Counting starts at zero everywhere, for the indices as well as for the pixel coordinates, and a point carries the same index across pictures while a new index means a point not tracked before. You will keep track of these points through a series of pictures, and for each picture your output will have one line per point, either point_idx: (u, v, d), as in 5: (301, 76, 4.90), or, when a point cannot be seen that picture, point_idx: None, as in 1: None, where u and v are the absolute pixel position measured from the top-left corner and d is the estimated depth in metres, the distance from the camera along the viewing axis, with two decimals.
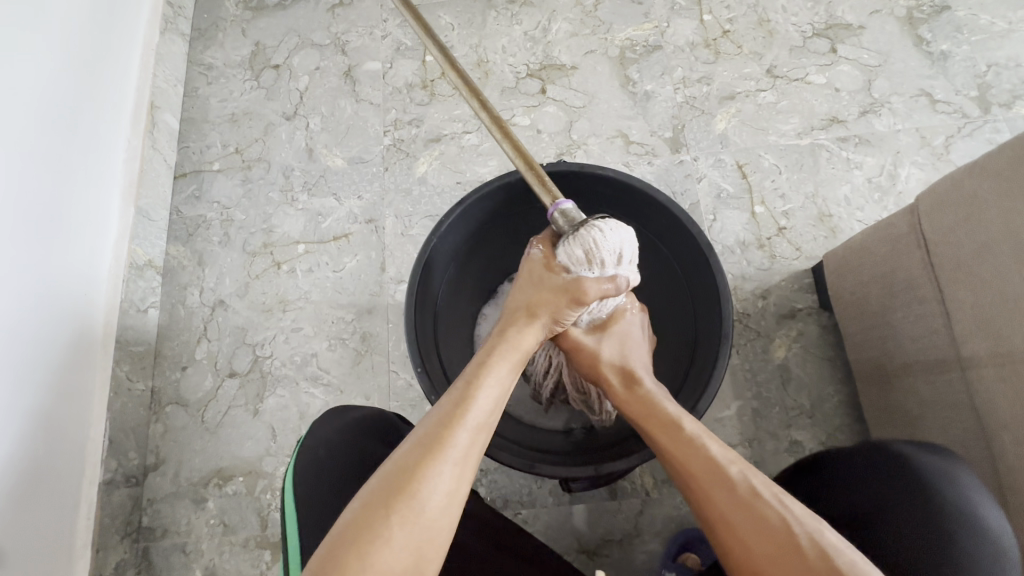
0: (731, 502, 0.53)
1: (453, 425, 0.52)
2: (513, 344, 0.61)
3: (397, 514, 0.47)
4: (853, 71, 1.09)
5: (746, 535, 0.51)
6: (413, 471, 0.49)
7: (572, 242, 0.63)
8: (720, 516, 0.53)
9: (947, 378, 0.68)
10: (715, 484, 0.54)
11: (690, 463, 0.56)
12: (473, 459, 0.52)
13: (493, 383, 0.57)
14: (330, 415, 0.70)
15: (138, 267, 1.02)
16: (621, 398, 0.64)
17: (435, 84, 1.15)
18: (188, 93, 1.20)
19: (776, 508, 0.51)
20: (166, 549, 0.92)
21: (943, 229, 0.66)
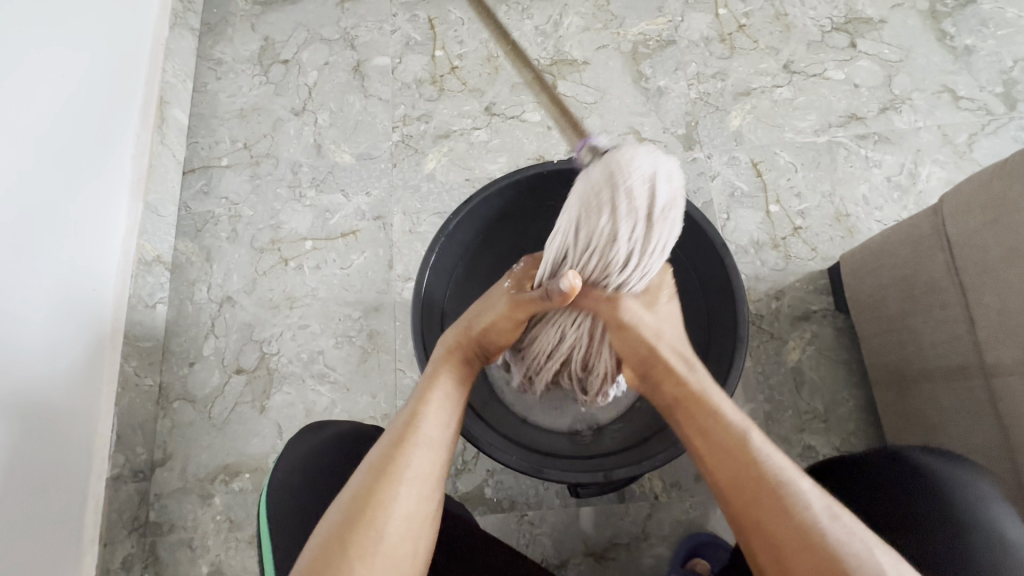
0: (800, 522, 0.47)
1: (401, 446, 0.51)
2: (454, 364, 0.59)
3: (354, 546, 0.46)
4: (873, 67, 1.06)
5: (816, 561, 0.45)
6: (366, 501, 0.48)
7: (591, 171, 0.53)
8: (779, 537, 0.47)
9: (968, 385, 0.66)
10: (785, 500, 0.48)
11: (755, 473, 0.50)
12: (430, 479, 0.51)
13: (438, 403, 0.55)
14: (300, 439, 0.69)
15: (146, 263, 1.02)
16: (678, 391, 0.56)
17: (444, 79, 1.14)
18: (198, 89, 1.19)
19: (855, 534, 0.46)
20: (173, 544, 0.92)
21: (968, 231, 0.64)
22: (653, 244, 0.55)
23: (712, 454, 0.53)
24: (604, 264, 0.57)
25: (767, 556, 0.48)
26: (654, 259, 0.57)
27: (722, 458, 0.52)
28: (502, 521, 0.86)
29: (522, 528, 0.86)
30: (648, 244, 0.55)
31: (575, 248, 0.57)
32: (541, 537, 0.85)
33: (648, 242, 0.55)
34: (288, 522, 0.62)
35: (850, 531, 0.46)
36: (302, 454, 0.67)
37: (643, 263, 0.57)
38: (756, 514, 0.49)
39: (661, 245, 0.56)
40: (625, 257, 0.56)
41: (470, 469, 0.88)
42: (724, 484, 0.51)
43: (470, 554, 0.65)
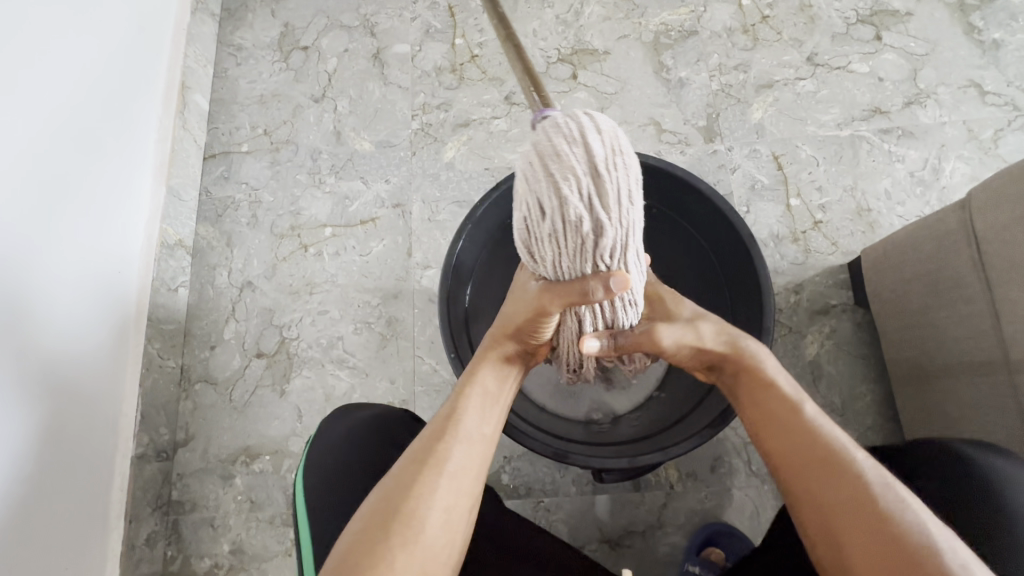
0: (856, 491, 0.48)
1: (443, 441, 0.54)
2: (494, 366, 0.61)
3: (394, 534, 0.48)
4: (898, 60, 1.05)
5: (869, 527, 0.46)
6: (410, 489, 0.51)
7: (526, 160, 0.48)
8: (831, 501, 0.49)
9: (992, 381, 0.66)
10: (838, 466, 0.50)
11: (809, 443, 0.52)
12: (470, 474, 0.54)
13: (480, 402, 0.59)
14: (327, 423, 0.71)
15: (169, 247, 1.03)
16: (738, 368, 0.59)
17: (464, 68, 1.14)
18: (218, 75, 1.20)
19: (905, 504, 0.47)
20: (195, 523, 0.94)
21: (997, 226, 0.64)
22: (618, 208, 0.48)
23: (771, 424, 0.55)
24: (579, 250, 0.50)
25: (819, 522, 0.49)
26: (628, 226, 0.50)
27: (781, 430, 0.54)
28: (519, 507, 0.87)
29: (538, 514, 0.87)
30: (611, 211, 0.48)
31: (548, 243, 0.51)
32: (557, 523, 0.87)
33: (610, 206, 0.48)
34: (321, 500, 0.64)
35: (908, 507, 0.47)
36: (330, 437, 0.69)
37: (620, 235, 0.50)
38: (810, 482, 0.51)
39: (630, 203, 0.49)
40: (597, 235, 0.49)
41: None
42: (781, 451, 0.53)
43: (496, 539, 0.66)
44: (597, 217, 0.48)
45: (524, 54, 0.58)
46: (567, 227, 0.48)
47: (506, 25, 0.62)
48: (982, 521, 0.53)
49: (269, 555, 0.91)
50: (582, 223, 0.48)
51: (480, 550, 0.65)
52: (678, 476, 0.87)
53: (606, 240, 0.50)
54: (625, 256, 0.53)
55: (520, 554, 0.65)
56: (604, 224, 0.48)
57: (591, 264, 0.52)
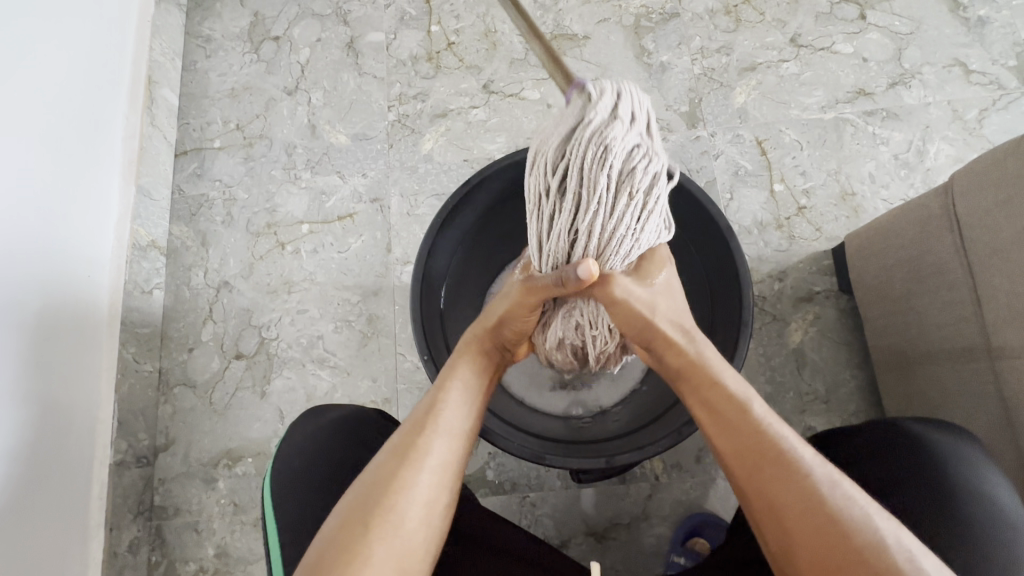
0: (805, 490, 0.48)
1: (423, 435, 0.53)
2: (474, 356, 0.61)
3: (374, 529, 0.48)
4: (882, 39, 1.03)
5: (823, 528, 0.46)
6: (390, 483, 0.50)
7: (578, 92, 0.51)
8: (788, 501, 0.48)
9: (973, 368, 0.65)
10: (787, 469, 0.49)
11: (758, 443, 0.51)
12: (449, 468, 0.53)
13: (457, 391, 0.58)
14: (301, 421, 0.68)
15: (141, 248, 1.00)
16: (682, 362, 0.57)
17: (441, 56, 1.11)
18: (187, 68, 1.16)
19: (856, 502, 0.47)
20: (178, 528, 0.93)
21: (980, 211, 0.63)
22: (623, 154, 0.52)
23: (719, 423, 0.54)
24: (606, 197, 0.53)
25: (773, 519, 0.49)
26: (631, 182, 0.53)
27: (727, 427, 0.53)
28: (504, 503, 0.87)
29: (523, 510, 0.87)
30: (618, 152, 0.51)
31: (583, 171, 0.52)
32: (542, 518, 0.86)
33: (619, 148, 0.51)
34: (295, 504, 0.63)
35: (854, 501, 0.47)
36: (303, 438, 0.66)
37: (619, 188, 0.53)
38: (752, 477, 0.50)
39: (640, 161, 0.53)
40: (600, 178, 0.52)
41: (471, 452, 0.89)
42: (727, 450, 0.52)
43: (476, 541, 0.65)
44: (601, 151, 0.51)
45: (543, 37, 0.56)
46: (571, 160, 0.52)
47: None
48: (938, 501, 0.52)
49: (254, 558, 0.91)
50: (587, 155, 0.51)
51: (460, 551, 0.64)
52: (662, 467, 0.86)
53: (605, 189, 0.53)
54: (621, 224, 0.55)
55: (498, 553, 0.64)
56: (606, 161, 0.51)
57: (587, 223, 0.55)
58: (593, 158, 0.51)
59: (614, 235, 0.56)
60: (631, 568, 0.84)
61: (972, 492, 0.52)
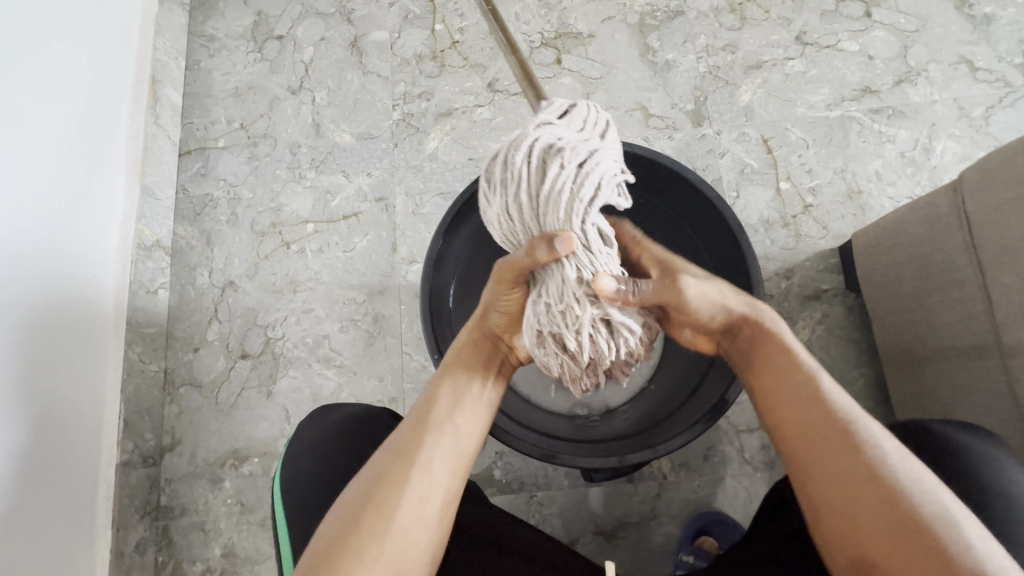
0: (867, 469, 0.47)
1: (420, 431, 0.54)
2: (472, 352, 0.60)
3: (365, 527, 0.48)
4: (888, 37, 1.03)
5: (887, 509, 0.45)
6: (383, 480, 0.50)
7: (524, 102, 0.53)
8: (852, 479, 0.47)
9: (983, 365, 0.65)
10: (850, 446, 0.49)
11: (824, 420, 0.51)
12: (444, 465, 0.53)
13: (455, 386, 0.57)
14: (311, 420, 0.69)
15: (146, 247, 1.00)
16: (758, 342, 0.57)
17: (445, 55, 1.10)
18: (191, 67, 1.16)
19: (924, 487, 0.46)
20: (185, 528, 0.93)
21: (990, 208, 0.63)
22: (543, 133, 0.48)
23: (789, 399, 0.53)
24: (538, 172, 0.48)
25: (835, 498, 0.48)
26: (560, 154, 0.48)
27: (799, 401, 0.53)
28: (512, 502, 0.87)
29: (531, 509, 0.87)
30: (535, 131, 0.48)
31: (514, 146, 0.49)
32: (550, 517, 0.86)
33: (536, 129, 0.48)
34: (304, 501, 0.62)
35: (926, 486, 0.46)
36: (314, 436, 0.67)
37: (548, 161, 0.48)
38: (802, 447, 0.51)
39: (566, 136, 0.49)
40: (521, 155, 0.48)
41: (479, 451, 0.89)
42: (795, 428, 0.52)
43: (490, 541, 0.64)
44: (518, 134, 0.48)
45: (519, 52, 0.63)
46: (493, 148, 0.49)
47: (502, 26, 0.71)
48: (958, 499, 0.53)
49: (261, 557, 0.91)
50: (504, 141, 0.49)
51: (472, 549, 0.63)
52: (670, 465, 0.86)
53: (532, 164, 0.48)
54: (563, 196, 0.48)
55: (511, 553, 0.63)
56: (520, 143, 0.48)
57: (524, 201, 0.49)
58: (511, 142, 0.48)
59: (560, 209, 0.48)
60: (640, 567, 0.84)
61: (989, 493, 0.52)
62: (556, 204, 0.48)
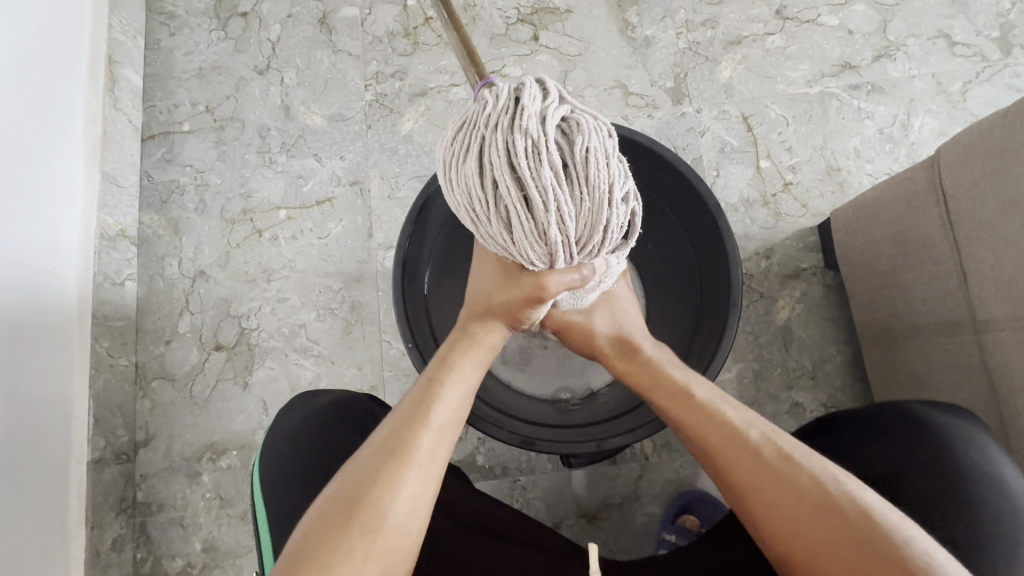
0: (792, 485, 0.49)
1: (414, 428, 0.51)
2: (473, 349, 0.58)
3: (356, 527, 0.46)
4: (868, 11, 1.01)
5: (815, 524, 0.47)
6: (375, 478, 0.48)
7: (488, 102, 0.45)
8: (781, 498, 0.49)
9: (958, 341, 0.66)
10: (766, 465, 0.51)
11: (741, 441, 0.53)
12: (439, 460, 0.52)
13: (453, 382, 0.55)
14: (290, 409, 0.67)
15: (110, 238, 0.96)
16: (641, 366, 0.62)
17: (418, 32, 1.07)
18: (150, 47, 1.10)
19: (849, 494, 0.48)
20: (163, 523, 0.91)
21: (966, 183, 0.62)
22: (552, 136, 0.44)
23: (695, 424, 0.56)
24: (573, 187, 0.45)
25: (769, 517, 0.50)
26: (590, 161, 0.45)
27: (703, 420, 0.55)
28: (495, 487, 0.87)
29: (514, 493, 0.86)
30: (546, 134, 0.43)
31: (530, 168, 0.43)
32: (534, 500, 0.86)
33: (547, 138, 0.43)
34: (280, 491, 0.61)
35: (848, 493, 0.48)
36: (289, 425, 0.65)
37: (576, 171, 0.45)
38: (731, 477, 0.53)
39: (582, 135, 0.44)
40: (546, 172, 0.43)
41: (460, 438, 0.88)
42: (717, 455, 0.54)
43: (470, 523, 0.63)
44: (530, 144, 0.43)
45: (460, 25, 0.55)
46: (501, 159, 0.43)
47: None
48: (935, 478, 0.53)
49: (242, 550, 0.89)
50: (516, 154, 0.43)
51: (451, 529, 0.62)
52: (652, 447, 0.87)
53: (560, 179, 0.44)
54: (600, 210, 0.46)
55: (492, 534, 0.63)
56: (539, 161, 0.43)
57: (559, 221, 0.45)
58: (524, 154, 0.43)
59: (600, 224, 0.47)
60: (624, 546, 0.85)
61: (964, 469, 0.52)
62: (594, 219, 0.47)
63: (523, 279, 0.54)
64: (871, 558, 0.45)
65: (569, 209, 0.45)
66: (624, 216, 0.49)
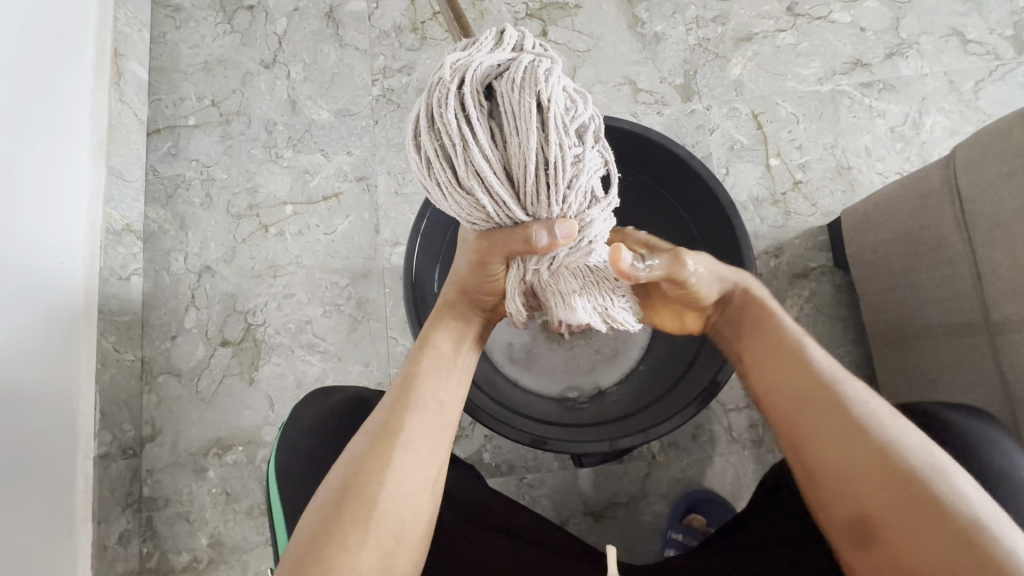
0: (851, 424, 0.48)
1: (399, 410, 0.50)
2: (449, 326, 0.57)
3: (347, 513, 0.45)
4: (880, 8, 1.00)
5: (868, 464, 0.45)
6: (364, 464, 0.48)
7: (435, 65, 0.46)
8: (836, 435, 0.48)
9: (971, 342, 0.66)
10: (828, 404, 0.49)
11: (808, 380, 0.52)
12: (429, 442, 0.50)
13: (432, 364, 0.54)
14: (303, 405, 0.67)
15: (116, 232, 0.96)
16: (741, 312, 0.59)
17: (426, 27, 1.06)
18: (156, 40, 1.10)
19: (910, 442, 0.46)
20: (169, 518, 0.91)
21: (983, 183, 0.62)
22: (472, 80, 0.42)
23: (771, 361, 0.54)
24: (491, 130, 0.42)
25: (819, 454, 0.48)
26: (515, 96, 0.42)
27: (779, 360, 0.54)
28: (501, 484, 0.87)
29: (521, 491, 0.86)
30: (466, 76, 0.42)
31: (444, 111, 0.42)
32: (541, 498, 0.86)
33: (464, 80, 0.42)
34: (294, 488, 0.61)
35: (906, 442, 0.46)
36: (303, 421, 0.66)
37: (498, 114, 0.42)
38: (790, 414, 0.51)
39: (508, 76, 0.42)
40: (456, 113, 0.42)
41: (467, 435, 0.88)
42: (784, 389, 0.53)
43: (479, 521, 0.63)
44: (445, 86, 0.42)
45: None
46: (420, 110, 0.43)
47: None
48: None
49: (249, 546, 0.89)
50: (431, 102, 0.42)
51: (461, 527, 0.62)
52: (659, 445, 0.86)
53: (476, 120, 0.42)
54: (526, 150, 0.42)
55: (503, 533, 0.63)
56: (450, 101, 0.42)
57: (479, 165, 0.42)
58: (438, 98, 0.42)
59: (532, 161, 0.42)
60: (630, 545, 0.85)
61: (981, 471, 0.52)
62: (524, 157, 0.42)
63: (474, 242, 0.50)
64: (901, 492, 0.43)
65: (487, 152, 0.42)
66: (571, 157, 0.42)
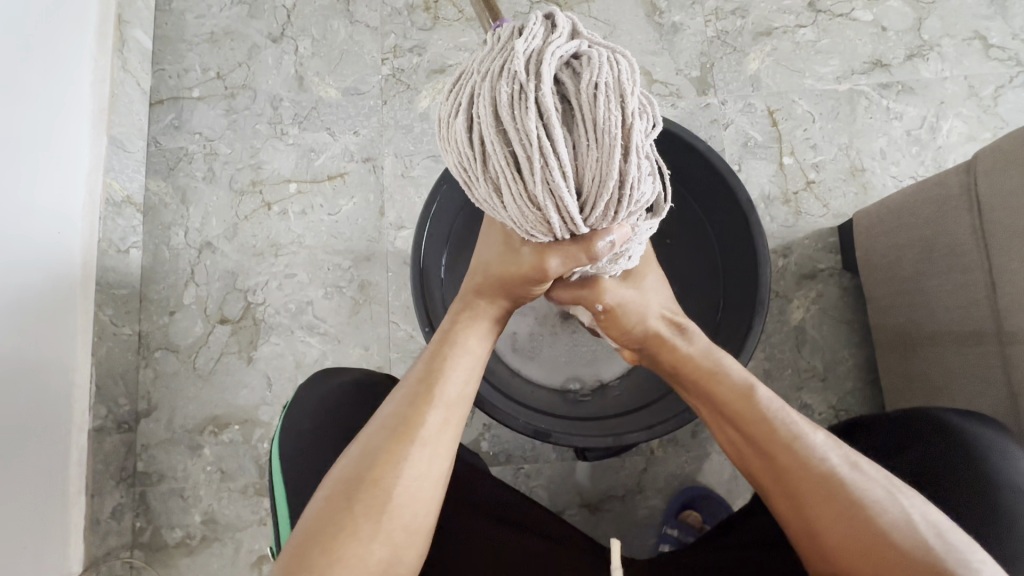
0: (816, 477, 0.48)
1: (411, 412, 0.49)
2: (476, 323, 0.56)
3: (359, 507, 0.45)
4: (903, 8, 0.99)
5: (838, 520, 0.46)
6: (376, 459, 0.47)
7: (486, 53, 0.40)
8: (805, 490, 0.48)
9: (980, 351, 0.65)
10: (793, 457, 0.49)
11: (767, 432, 0.51)
12: (446, 438, 0.50)
13: (461, 358, 0.54)
14: (309, 386, 0.66)
15: (116, 204, 0.94)
16: (686, 360, 0.58)
17: (438, 6, 1.03)
18: (161, 7, 1.07)
19: (877, 492, 0.46)
20: (163, 494, 0.91)
21: (1003, 192, 0.61)
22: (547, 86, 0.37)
23: (732, 414, 0.54)
24: (568, 145, 0.38)
25: (791, 506, 0.48)
26: (596, 105, 0.38)
27: (739, 412, 0.53)
28: (499, 473, 0.86)
29: (518, 481, 0.86)
30: (541, 82, 0.37)
31: (518, 125, 0.37)
32: (537, 489, 0.86)
33: (541, 88, 0.37)
34: (299, 471, 0.60)
35: (871, 494, 0.46)
36: (309, 401, 0.64)
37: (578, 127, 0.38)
38: (759, 467, 0.51)
39: (590, 81, 0.38)
40: (533, 124, 0.37)
41: (466, 423, 0.88)
42: (746, 444, 0.52)
43: (479, 508, 0.63)
44: (519, 90, 0.37)
45: None
46: (484, 112, 0.38)
47: None
48: (962, 488, 0.52)
49: (242, 524, 0.89)
50: (499, 102, 0.37)
51: (460, 515, 0.62)
52: (657, 441, 0.86)
53: (555, 132, 0.37)
54: (603, 172, 0.39)
55: (503, 521, 0.63)
56: (528, 112, 0.37)
57: (552, 180, 0.39)
58: (509, 104, 0.37)
59: (611, 178, 0.39)
60: (624, 539, 0.85)
61: (989, 481, 0.51)
62: (601, 177, 0.40)
63: (528, 255, 0.50)
64: (873, 546, 0.44)
65: (563, 170, 0.39)
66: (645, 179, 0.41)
